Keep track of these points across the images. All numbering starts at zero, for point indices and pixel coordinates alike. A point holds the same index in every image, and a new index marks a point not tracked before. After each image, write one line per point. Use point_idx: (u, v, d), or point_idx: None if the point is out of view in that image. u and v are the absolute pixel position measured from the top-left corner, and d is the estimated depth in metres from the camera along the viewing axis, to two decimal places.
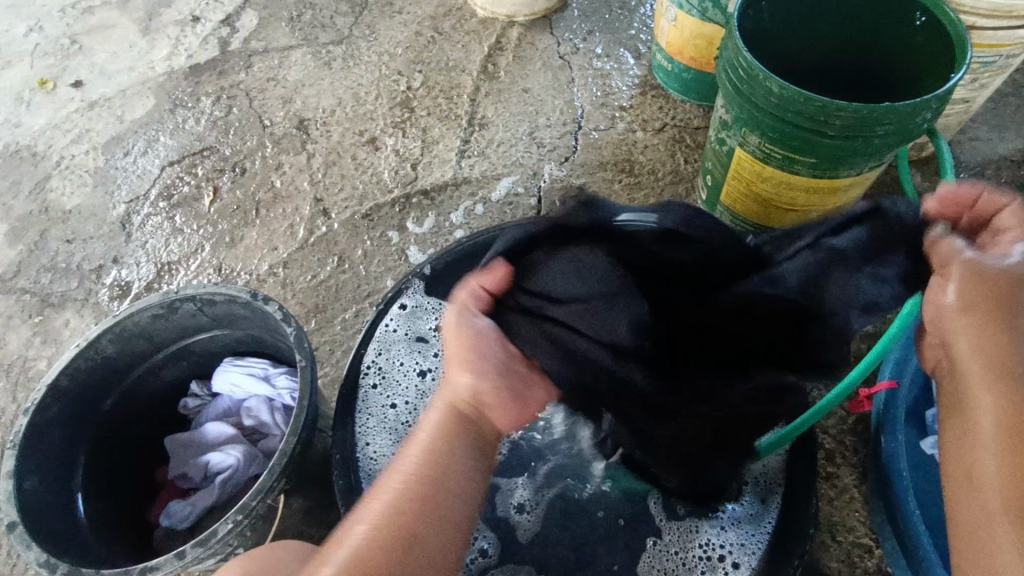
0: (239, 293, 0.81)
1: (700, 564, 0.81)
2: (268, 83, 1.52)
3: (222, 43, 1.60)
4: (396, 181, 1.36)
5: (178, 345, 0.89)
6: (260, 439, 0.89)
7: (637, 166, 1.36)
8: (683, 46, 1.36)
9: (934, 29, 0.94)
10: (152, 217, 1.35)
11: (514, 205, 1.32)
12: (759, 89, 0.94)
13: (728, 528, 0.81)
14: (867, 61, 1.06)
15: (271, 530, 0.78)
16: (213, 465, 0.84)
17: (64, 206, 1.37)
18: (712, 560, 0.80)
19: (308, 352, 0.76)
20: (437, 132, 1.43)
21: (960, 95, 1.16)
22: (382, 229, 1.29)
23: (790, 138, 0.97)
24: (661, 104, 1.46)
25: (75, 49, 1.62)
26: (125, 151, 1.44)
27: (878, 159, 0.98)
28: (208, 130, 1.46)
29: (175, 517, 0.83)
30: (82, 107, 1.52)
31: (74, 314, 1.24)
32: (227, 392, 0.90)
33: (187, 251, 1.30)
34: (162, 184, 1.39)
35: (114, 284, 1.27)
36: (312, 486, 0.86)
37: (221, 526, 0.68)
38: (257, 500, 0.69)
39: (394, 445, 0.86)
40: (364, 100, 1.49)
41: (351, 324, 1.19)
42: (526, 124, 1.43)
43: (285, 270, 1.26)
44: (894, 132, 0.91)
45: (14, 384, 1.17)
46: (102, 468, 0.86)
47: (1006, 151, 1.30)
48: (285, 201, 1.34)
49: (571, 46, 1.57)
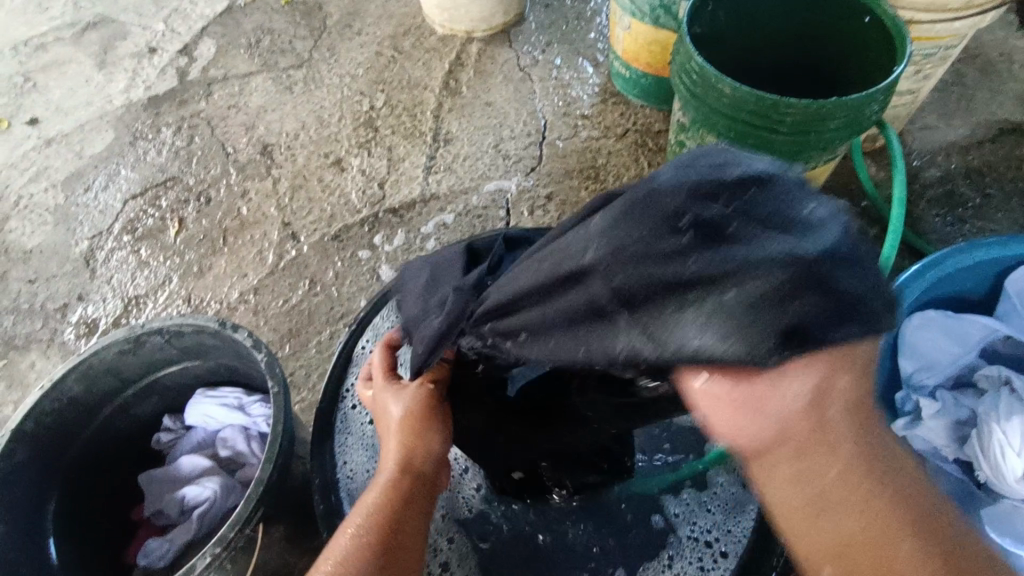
0: (208, 322, 0.80)
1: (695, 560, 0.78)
2: (230, 111, 1.52)
3: (180, 73, 1.59)
4: (363, 201, 1.36)
5: (149, 379, 0.88)
6: (237, 469, 0.88)
7: (603, 172, 1.38)
8: (639, 53, 1.38)
9: (871, 23, 0.98)
10: (117, 251, 1.33)
11: (483, 217, 1.32)
12: (712, 91, 0.96)
13: (718, 515, 0.80)
14: (809, 56, 1.10)
15: (253, 561, 0.76)
16: (190, 499, 0.83)
17: (24, 246, 1.35)
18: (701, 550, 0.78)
19: (281, 377, 0.76)
20: (402, 150, 1.44)
21: (906, 86, 1.20)
22: (353, 249, 1.29)
23: (746, 137, 1.00)
24: (622, 110, 1.49)
25: (29, 86, 1.60)
26: (86, 186, 1.42)
27: (832, 151, 1.01)
28: (170, 160, 1.44)
29: (152, 556, 0.81)
30: (39, 144, 1.49)
31: (40, 355, 1.21)
32: (202, 424, 0.89)
33: (155, 284, 1.28)
34: (126, 218, 1.37)
35: (81, 322, 1.24)
36: (293, 514, 0.85)
37: (199, 561, 0.66)
38: (234, 531, 0.67)
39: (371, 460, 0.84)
40: (327, 122, 1.49)
41: (326, 346, 1.18)
42: (491, 137, 1.45)
43: (257, 297, 1.25)
44: (844, 125, 0.94)
45: None
46: (72, 511, 0.83)
47: (954, 137, 1.35)
48: (253, 227, 1.33)
49: (530, 58, 1.59)
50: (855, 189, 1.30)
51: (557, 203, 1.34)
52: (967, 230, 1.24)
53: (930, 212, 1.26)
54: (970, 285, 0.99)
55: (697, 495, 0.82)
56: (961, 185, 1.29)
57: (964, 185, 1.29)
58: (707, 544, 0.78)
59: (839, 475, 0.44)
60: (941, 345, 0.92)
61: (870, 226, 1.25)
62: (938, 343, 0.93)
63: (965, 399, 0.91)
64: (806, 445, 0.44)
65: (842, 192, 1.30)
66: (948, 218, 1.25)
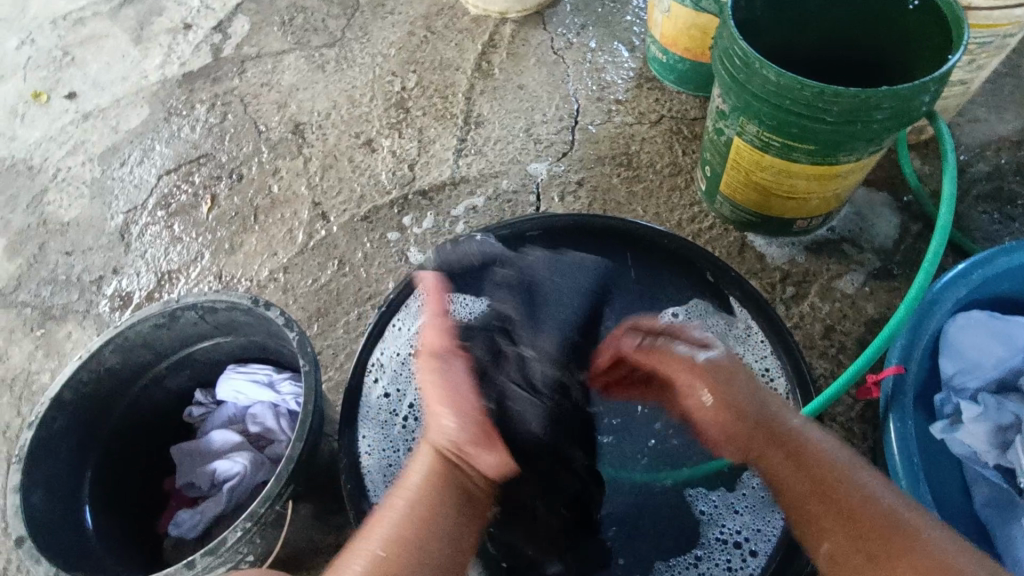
0: (240, 300, 0.80)
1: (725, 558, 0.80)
2: (263, 88, 1.52)
3: (214, 50, 1.60)
4: (393, 182, 1.35)
5: (181, 353, 0.89)
6: (266, 445, 0.89)
7: (635, 159, 1.36)
8: (677, 37, 1.35)
9: (929, 9, 0.94)
10: (151, 226, 1.34)
11: (513, 202, 1.31)
12: (756, 78, 0.93)
13: (746, 516, 0.82)
14: (857, 43, 1.06)
15: (281, 536, 0.77)
16: (220, 473, 0.84)
17: (62, 218, 1.37)
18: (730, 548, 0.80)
19: (312, 357, 0.76)
20: (433, 132, 1.43)
21: (958, 77, 1.15)
22: (382, 230, 1.29)
23: (788, 126, 0.97)
24: (657, 96, 1.45)
25: (67, 61, 1.62)
26: (121, 161, 1.43)
27: (878, 143, 0.98)
28: (203, 137, 1.45)
29: (184, 526, 0.82)
30: (77, 118, 1.51)
31: (76, 326, 1.23)
32: (232, 400, 0.90)
33: (187, 259, 1.29)
34: (160, 193, 1.38)
35: (115, 295, 1.26)
36: (320, 492, 0.86)
37: (231, 534, 0.67)
38: (265, 507, 0.68)
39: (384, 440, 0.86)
40: (359, 102, 1.48)
41: (354, 326, 1.19)
42: (523, 120, 1.43)
43: (286, 275, 1.26)
44: (892, 116, 0.90)
45: (19, 398, 1.16)
46: (106, 479, 0.85)
47: (1005, 131, 1.30)
48: (283, 206, 1.34)
49: (565, 41, 1.56)
50: (898, 183, 1.26)
51: (588, 189, 1.32)
52: (1014, 228, 1.19)
53: (976, 208, 1.21)
54: (1018, 285, 0.95)
55: (726, 497, 0.84)
56: (1011, 182, 1.24)
57: (1014, 181, 1.24)
58: (735, 544, 0.80)
59: (764, 447, 0.68)
60: (983, 347, 0.89)
61: (912, 221, 1.21)
62: (981, 345, 0.89)
63: (1009, 403, 0.87)
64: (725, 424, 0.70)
65: (883, 186, 1.26)
66: (995, 215, 1.20)
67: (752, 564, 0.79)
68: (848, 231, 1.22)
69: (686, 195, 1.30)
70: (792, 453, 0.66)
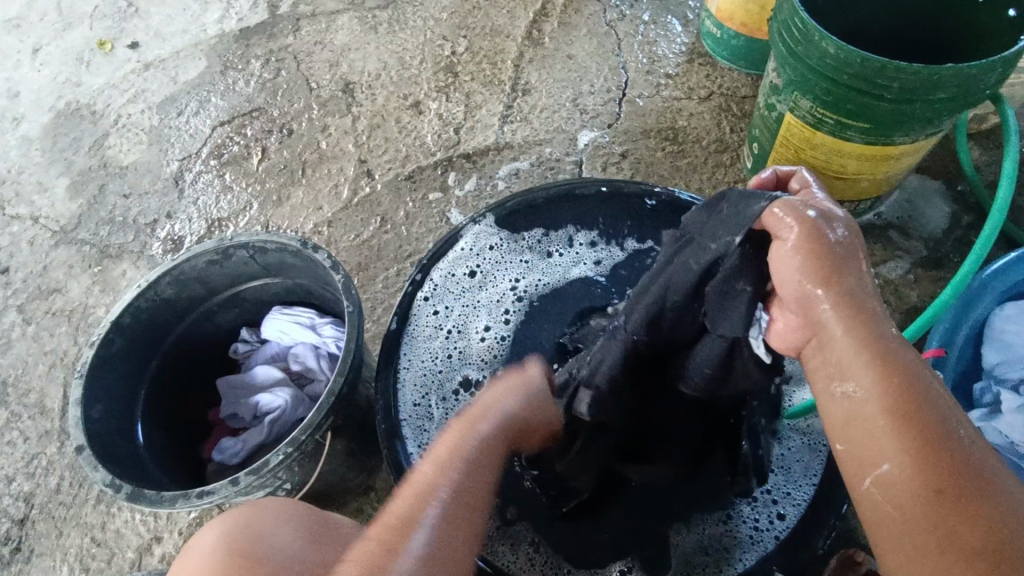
0: (290, 241, 0.83)
1: (758, 516, 0.81)
2: (316, 47, 1.54)
3: (271, 7, 1.62)
4: (438, 145, 1.37)
5: (231, 291, 0.93)
6: (306, 383, 0.92)
7: (682, 134, 1.34)
8: (734, 11, 1.32)
9: None
10: (203, 174, 1.39)
11: (555, 169, 1.32)
12: (815, 50, 0.91)
13: (779, 476, 0.83)
14: (923, 21, 1.04)
15: (316, 465, 0.82)
16: (263, 405, 0.88)
17: (121, 162, 1.43)
18: (765, 506, 0.81)
19: (356, 299, 0.78)
20: (480, 97, 1.43)
21: None
22: (424, 191, 1.31)
23: (844, 101, 0.95)
24: (707, 72, 1.43)
25: (131, 11, 1.66)
26: (178, 111, 1.48)
27: (936, 126, 0.95)
28: (257, 92, 1.49)
29: (226, 452, 0.87)
30: (138, 68, 1.56)
31: (131, 265, 1.29)
32: (276, 339, 0.94)
33: (236, 209, 1.34)
34: (213, 143, 1.43)
35: (168, 239, 1.32)
36: (355, 432, 0.89)
37: (273, 458, 0.71)
38: (306, 434, 0.72)
39: (425, 364, 0.91)
40: (409, 64, 1.50)
41: (393, 282, 1.22)
42: (570, 90, 1.42)
43: (330, 229, 1.29)
44: (954, 95, 0.88)
45: (76, 328, 1.23)
46: (157, 404, 0.90)
47: None
48: (330, 162, 1.37)
49: (617, 12, 1.54)
50: (953, 173, 1.22)
51: (632, 161, 1.32)
52: None
53: None
54: None
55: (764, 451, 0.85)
56: None
57: None
58: (763, 503, 0.82)
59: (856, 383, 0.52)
60: None
61: (966, 212, 1.18)
62: None
63: None
64: (849, 418, 0.52)
65: (937, 173, 1.23)
66: None
67: (778, 526, 0.80)
68: (895, 217, 1.19)
69: (730, 172, 1.29)
70: (853, 415, 0.52)
